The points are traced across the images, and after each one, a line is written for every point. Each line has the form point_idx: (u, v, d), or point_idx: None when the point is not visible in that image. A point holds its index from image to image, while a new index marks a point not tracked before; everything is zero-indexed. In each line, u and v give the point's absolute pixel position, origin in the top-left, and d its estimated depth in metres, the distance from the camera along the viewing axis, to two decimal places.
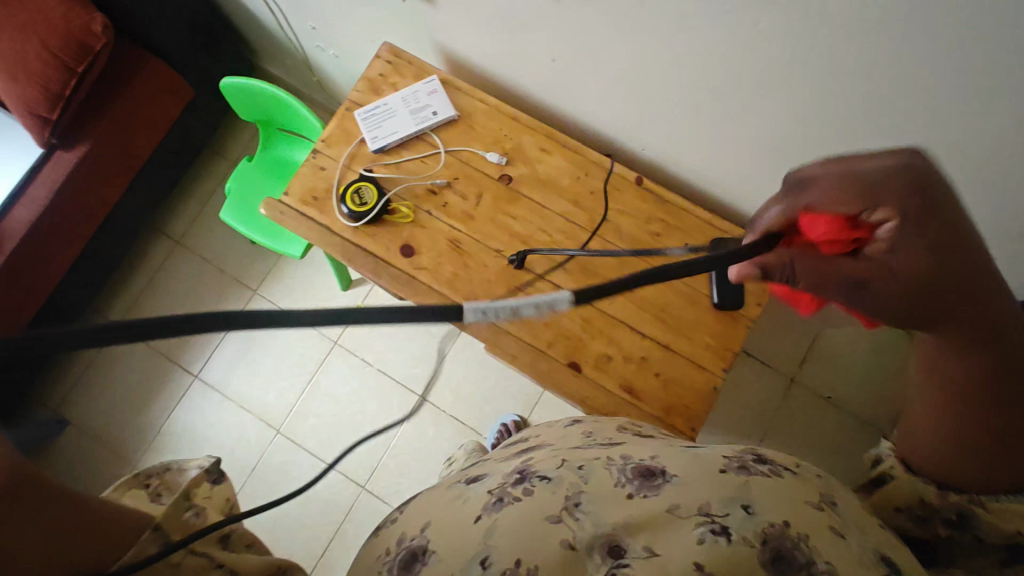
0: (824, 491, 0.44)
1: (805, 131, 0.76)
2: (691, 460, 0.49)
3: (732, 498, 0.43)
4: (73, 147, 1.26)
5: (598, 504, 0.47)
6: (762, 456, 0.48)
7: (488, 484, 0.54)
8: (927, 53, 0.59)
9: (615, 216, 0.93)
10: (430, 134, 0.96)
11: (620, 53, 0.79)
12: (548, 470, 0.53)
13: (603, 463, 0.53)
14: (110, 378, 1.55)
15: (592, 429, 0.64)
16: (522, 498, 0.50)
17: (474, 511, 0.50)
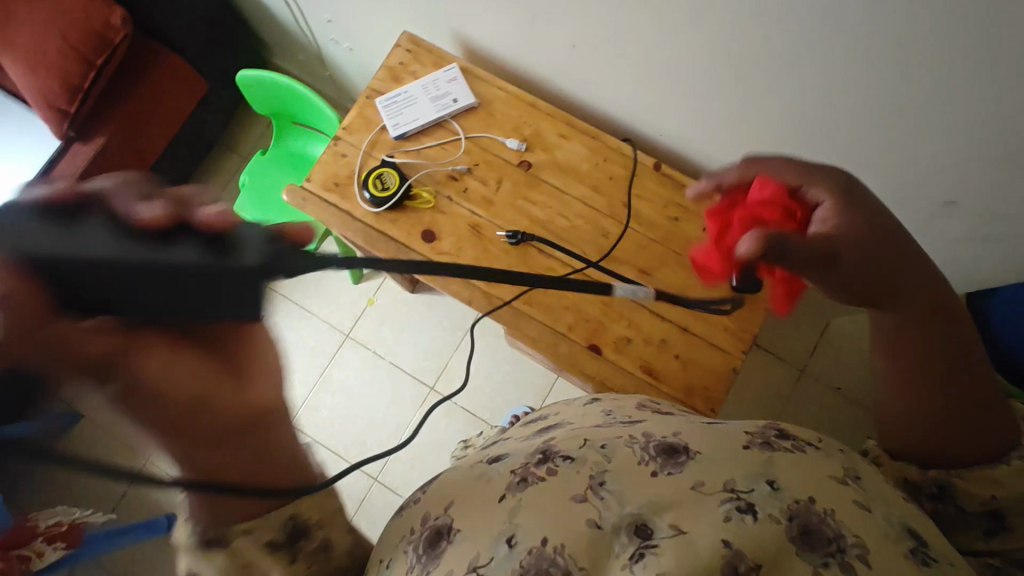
0: (847, 466, 0.43)
1: (835, 116, 0.71)
2: (714, 435, 0.46)
3: (757, 473, 0.41)
4: (89, 141, 1.27)
5: (626, 483, 0.42)
6: (783, 431, 0.46)
7: (507, 463, 0.48)
8: (978, 29, 0.54)
9: (634, 202, 0.88)
10: (450, 121, 0.91)
11: (641, 36, 0.75)
12: (569, 447, 0.47)
13: (624, 440, 0.47)
14: None
15: (611, 408, 0.60)
16: (546, 478, 0.44)
17: (494, 492, 0.45)
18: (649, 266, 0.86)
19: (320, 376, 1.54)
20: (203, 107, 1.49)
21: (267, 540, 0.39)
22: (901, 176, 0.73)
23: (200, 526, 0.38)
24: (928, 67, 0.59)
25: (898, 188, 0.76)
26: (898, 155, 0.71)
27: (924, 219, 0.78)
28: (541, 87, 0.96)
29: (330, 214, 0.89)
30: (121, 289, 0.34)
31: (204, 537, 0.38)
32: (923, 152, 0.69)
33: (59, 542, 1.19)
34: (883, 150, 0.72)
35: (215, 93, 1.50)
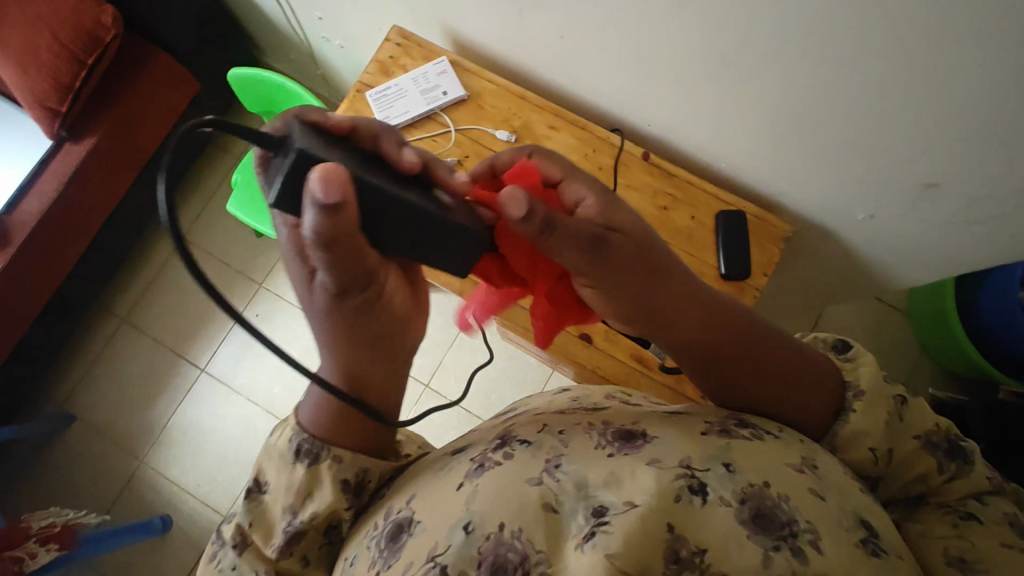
0: (805, 454, 0.43)
1: (816, 102, 0.71)
2: (673, 422, 0.45)
3: (713, 455, 0.41)
4: (80, 140, 1.27)
5: (581, 464, 0.42)
6: (743, 420, 0.46)
7: (467, 453, 0.48)
8: (952, 13, 0.54)
9: (623, 191, 0.88)
10: (440, 113, 0.91)
11: (624, 25, 0.75)
12: (527, 432, 0.47)
13: (584, 427, 0.47)
14: (117, 372, 1.57)
15: (579, 396, 0.60)
16: (503, 462, 0.44)
17: (454, 480, 0.45)
18: None
19: None
20: (196, 106, 1.49)
21: (339, 474, 0.48)
22: (882, 160, 0.74)
23: (309, 439, 0.48)
24: (904, 50, 0.60)
25: (880, 176, 0.77)
26: (878, 138, 0.72)
27: (907, 204, 0.79)
28: (531, 79, 0.97)
29: None
30: (392, 213, 0.45)
31: (306, 446, 0.48)
32: (901, 130, 0.69)
33: (52, 543, 1.19)
34: (864, 134, 0.72)
35: (207, 92, 1.51)
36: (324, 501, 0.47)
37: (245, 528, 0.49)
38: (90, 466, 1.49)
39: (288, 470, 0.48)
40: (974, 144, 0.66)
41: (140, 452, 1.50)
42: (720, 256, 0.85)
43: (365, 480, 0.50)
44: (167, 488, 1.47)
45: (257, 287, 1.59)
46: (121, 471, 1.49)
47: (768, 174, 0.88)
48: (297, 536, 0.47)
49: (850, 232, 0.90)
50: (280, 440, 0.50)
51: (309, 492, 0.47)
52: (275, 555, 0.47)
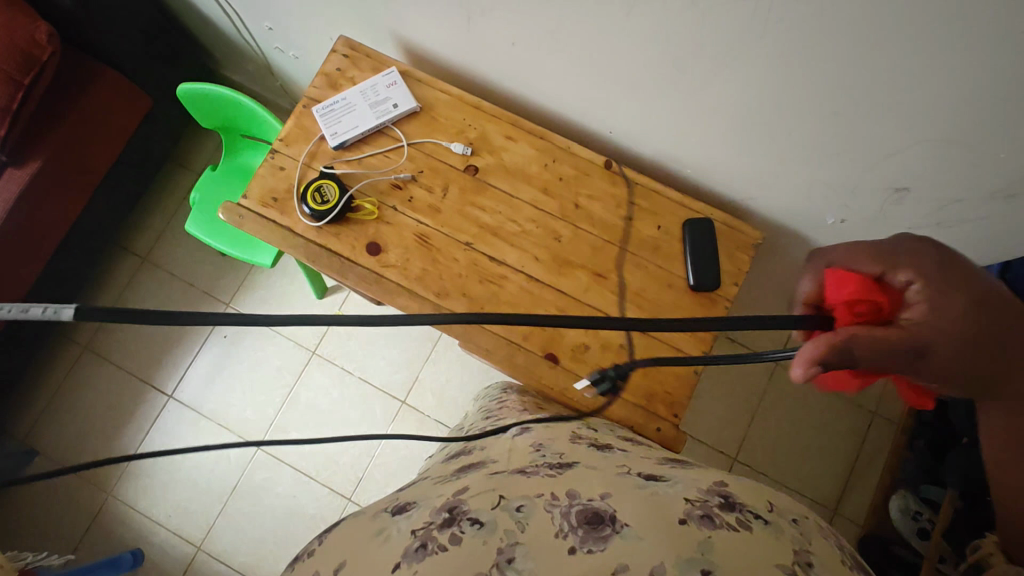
0: (798, 547, 0.37)
1: (777, 108, 0.69)
2: (649, 505, 0.41)
3: (691, 560, 0.35)
4: (23, 164, 1.19)
5: (538, 562, 0.37)
6: (729, 501, 0.41)
7: (410, 519, 0.44)
8: (930, 10, 0.50)
9: (584, 202, 0.85)
10: (392, 128, 0.87)
11: (578, 32, 0.72)
12: (481, 508, 0.43)
13: (545, 502, 0.43)
14: (77, 404, 1.49)
15: (542, 443, 0.58)
16: (447, 547, 0.39)
17: (390, 557, 0.40)
18: (604, 269, 0.82)
19: (287, 396, 1.49)
20: (148, 123, 1.43)
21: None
22: (855, 161, 0.70)
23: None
24: (868, 52, 0.57)
25: (851, 179, 0.74)
26: (843, 144, 0.69)
27: (879, 208, 0.76)
28: (487, 88, 0.93)
29: (269, 231, 0.84)
30: None
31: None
32: (873, 133, 0.65)
33: None
34: (829, 140, 0.70)
35: (160, 108, 1.44)
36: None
37: None
38: (53, 506, 1.42)
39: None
40: (947, 146, 0.62)
41: (107, 487, 1.43)
42: (687, 267, 0.82)
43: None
44: (138, 522, 1.41)
45: (224, 308, 1.54)
46: (87, 508, 1.42)
47: (735, 180, 0.85)
48: None
49: (821, 237, 0.87)
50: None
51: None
52: None
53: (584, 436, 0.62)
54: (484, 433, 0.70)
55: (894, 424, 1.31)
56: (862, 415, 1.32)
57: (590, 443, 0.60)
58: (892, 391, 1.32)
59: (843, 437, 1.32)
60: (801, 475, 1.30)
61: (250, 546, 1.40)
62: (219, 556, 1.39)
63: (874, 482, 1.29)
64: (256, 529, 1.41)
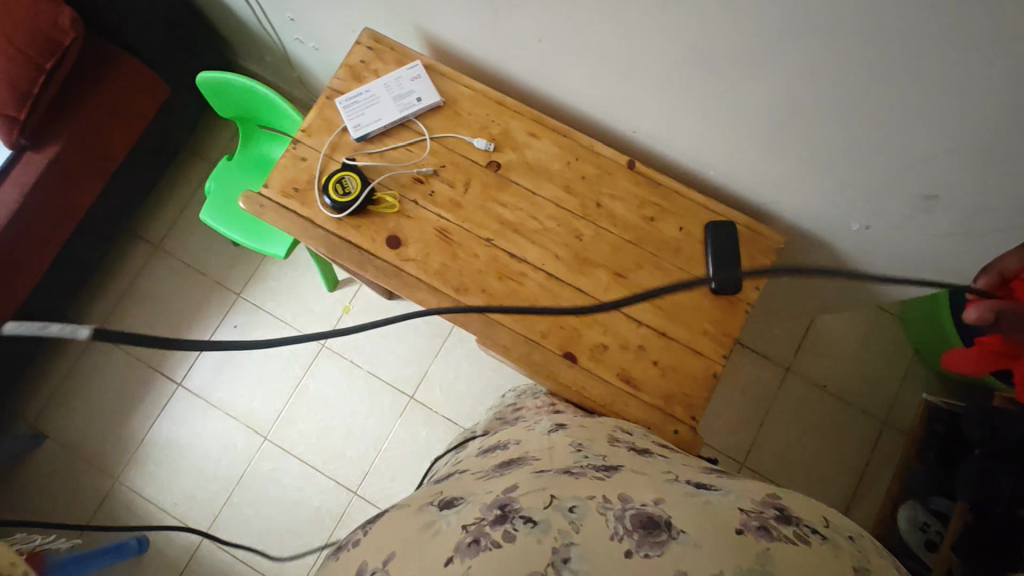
0: (857, 565, 0.37)
1: (808, 113, 0.68)
2: (706, 512, 0.41)
3: (751, 571, 0.35)
4: (43, 148, 1.19)
5: (594, 564, 0.37)
6: (785, 514, 0.41)
7: (460, 515, 0.44)
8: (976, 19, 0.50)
9: (607, 201, 0.84)
10: (415, 121, 0.87)
11: (607, 30, 0.71)
12: (533, 507, 0.43)
13: (597, 504, 0.43)
14: (86, 390, 1.50)
15: (582, 443, 0.58)
16: (501, 545, 0.40)
17: (443, 552, 0.40)
18: (625, 269, 0.82)
19: (295, 387, 1.49)
20: (166, 111, 1.43)
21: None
22: (885, 167, 0.70)
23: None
24: (903, 59, 0.56)
25: (879, 185, 0.73)
26: (873, 150, 0.68)
27: (905, 215, 0.75)
28: (511, 84, 0.93)
29: (289, 221, 0.84)
30: None
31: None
32: (905, 141, 0.65)
33: None
34: (861, 146, 0.69)
35: (177, 97, 1.44)
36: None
37: None
38: (60, 492, 1.42)
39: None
40: (979, 156, 0.62)
41: (115, 473, 1.44)
42: (709, 270, 0.81)
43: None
44: (144, 508, 1.42)
45: (236, 298, 1.54)
46: (93, 494, 1.42)
47: (759, 184, 0.84)
48: None
49: (843, 242, 0.87)
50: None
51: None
52: None
53: (621, 438, 0.62)
54: (515, 428, 0.69)
55: (902, 434, 1.30)
56: (872, 424, 1.32)
57: (628, 446, 0.60)
58: (903, 400, 1.32)
59: (853, 445, 1.31)
60: (809, 482, 1.30)
61: (254, 537, 1.40)
62: (224, 545, 1.39)
63: (882, 491, 1.28)
64: (260, 520, 1.41)
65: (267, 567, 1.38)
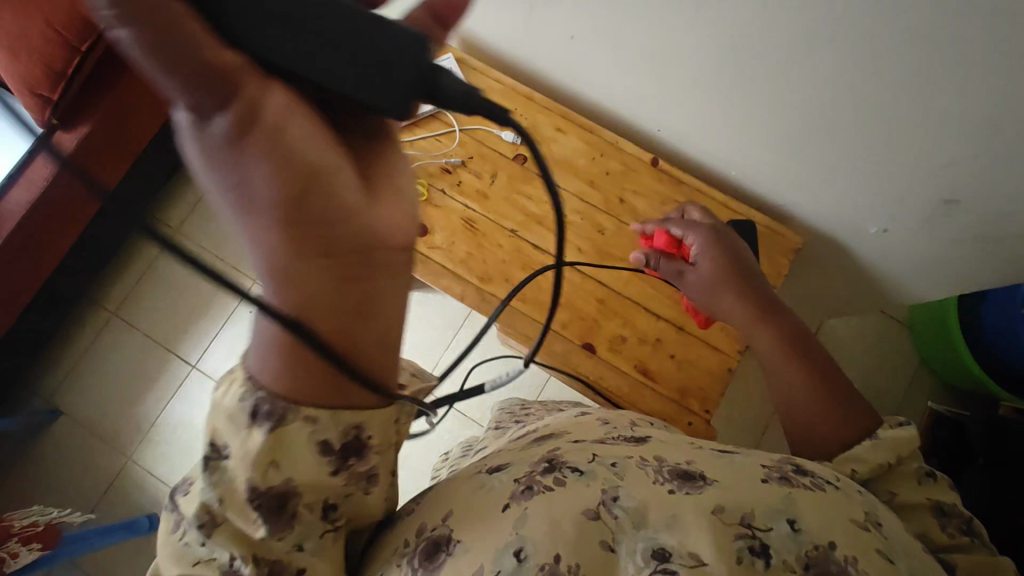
0: (868, 509, 0.43)
1: (833, 115, 0.70)
2: (733, 467, 0.45)
3: (778, 510, 0.41)
4: (73, 129, 1.22)
5: (640, 501, 0.42)
6: (801, 467, 0.46)
7: (511, 471, 0.47)
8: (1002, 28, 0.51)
9: (629, 197, 0.87)
10: (444, 112, 0.89)
11: (637, 29, 0.73)
12: (578, 459, 0.46)
13: (637, 461, 0.46)
14: (103, 368, 1.52)
15: (611, 420, 0.60)
16: (554, 488, 0.43)
17: (499, 500, 0.44)
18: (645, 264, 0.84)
19: None
20: None
21: (318, 436, 0.36)
22: (903, 170, 0.71)
23: (265, 398, 0.35)
24: (927, 66, 0.58)
25: (897, 188, 0.75)
26: (892, 153, 0.70)
27: (923, 217, 0.76)
28: (539, 80, 0.95)
29: None
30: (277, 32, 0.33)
31: (264, 408, 0.35)
32: (923, 145, 0.67)
33: (35, 542, 1.17)
34: (880, 151, 0.71)
35: None
36: (303, 464, 0.36)
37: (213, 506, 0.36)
38: (73, 466, 1.45)
39: (240, 439, 0.35)
40: (994, 162, 0.63)
41: (128, 451, 1.46)
42: None
43: (359, 439, 0.38)
44: (154, 487, 1.44)
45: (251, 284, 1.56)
46: (105, 470, 1.45)
47: (779, 183, 0.86)
48: (276, 506, 0.37)
49: (859, 245, 0.89)
50: (222, 399, 0.36)
51: (275, 459, 0.35)
52: (255, 530, 0.37)
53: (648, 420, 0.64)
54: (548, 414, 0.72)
55: None
56: None
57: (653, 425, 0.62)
58: (908, 406, 1.32)
59: None
60: None
61: None
62: None
63: None
64: None
65: None
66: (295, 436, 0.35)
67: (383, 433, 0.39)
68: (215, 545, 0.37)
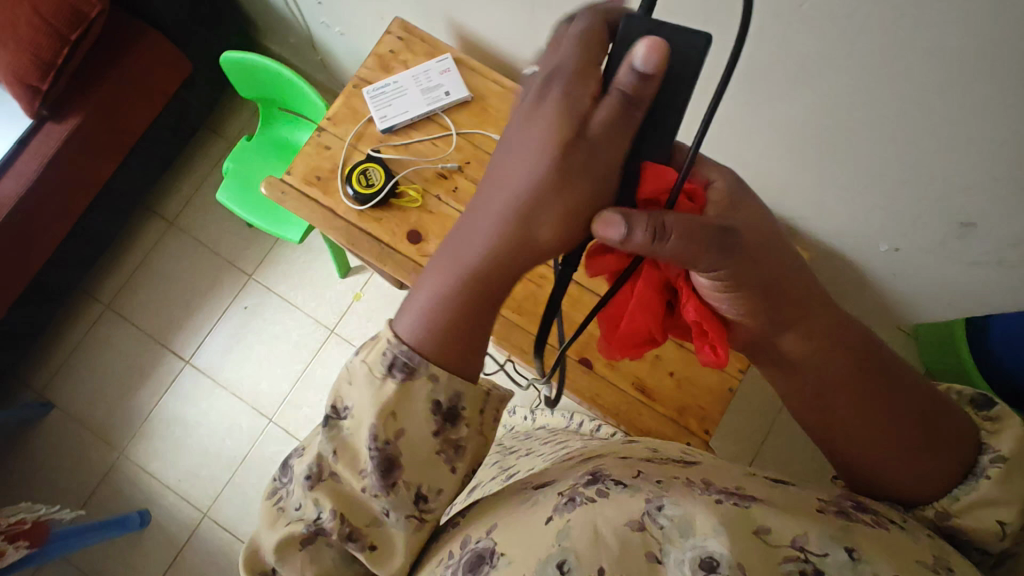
0: (936, 554, 0.38)
1: (846, 132, 0.67)
2: (786, 495, 0.41)
3: (834, 537, 0.37)
4: (64, 120, 1.19)
5: (686, 508, 0.39)
6: (862, 503, 0.41)
7: (556, 486, 0.45)
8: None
9: None
10: (441, 116, 0.87)
11: None
12: (622, 474, 0.44)
13: (684, 479, 0.43)
14: (96, 362, 1.50)
15: (659, 446, 0.57)
16: (597, 500, 0.41)
17: (542, 514, 0.42)
18: None
19: (302, 372, 1.48)
20: (187, 88, 1.42)
21: (434, 395, 0.41)
22: (919, 189, 0.68)
23: (407, 351, 0.41)
24: (951, 82, 0.55)
25: (913, 206, 0.71)
26: (908, 172, 0.67)
27: (937, 240, 0.74)
28: None
29: (310, 210, 0.84)
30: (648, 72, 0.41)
31: (402, 360, 0.40)
32: (941, 165, 0.64)
33: (22, 541, 1.14)
34: (893, 168, 0.68)
35: (199, 74, 1.44)
36: (414, 420, 0.40)
37: (326, 458, 0.41)
38: (63, 460, 1.43)
39: (375, 388, 0.40)
40: (1016, 184, 0.60)
41: (120, 447, 1.44)
42: None
43: (459, 407, 0.42)
44: (146, 483, 1.42)
45: (247, 279, 1.54)
46: (97, 464, 1.44)
47: (786, 198, 0.84)
48: (383, 466, 0.40)
49: (870, 261, 0.86)
50: (364, 357, 0.41)
51: (395, 410, 0.40)
52: (365, 483, 0.40)
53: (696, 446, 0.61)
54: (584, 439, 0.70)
55: None
56: None
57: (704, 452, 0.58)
58: None
59: None
60: None
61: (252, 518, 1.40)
62: (224, 524, 1.39)
63: None
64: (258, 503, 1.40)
65: None
66: (421, 392, 0.40)
67: (477, 408, 0.42)
68: (315, 496, 0.41)
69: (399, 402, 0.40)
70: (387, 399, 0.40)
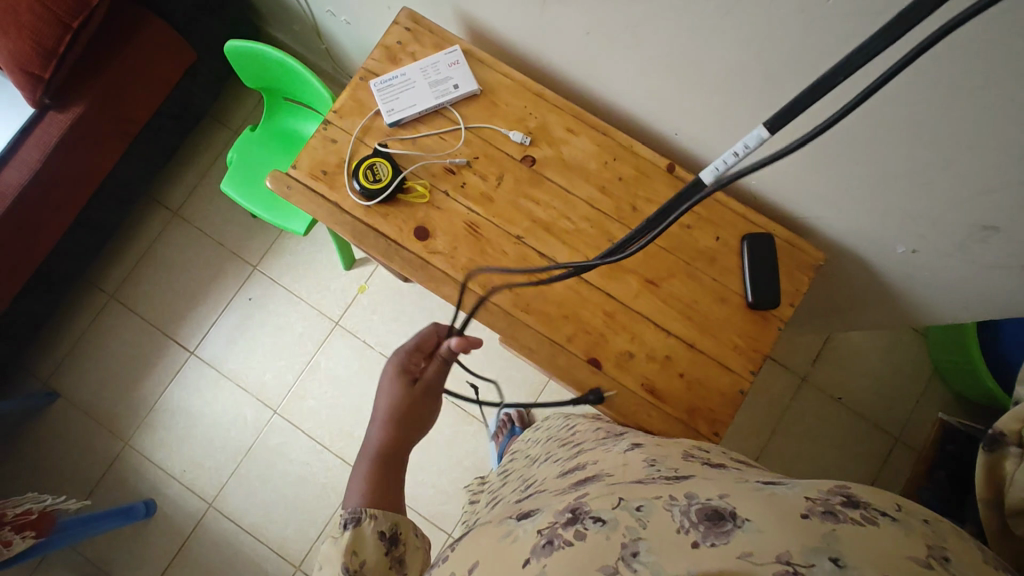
0: (931, 543, 0.34)
1: (868, 131, 0.64)
2: (768, 501, 0.38)
3: (817, 548, 0.34)
4: (66, 109, 1.17)
5: (661, 553, 0.37)
6: (851, 496, 0.38)
7: (536, 521, 0.45)
8: None
9: (643, 204, 0.83)
10: (450, 109, 0.85)
11: (660, 28, 0.68)
12: (602, 508, 0.43)
13: (664, 502, 0.42)
14: (99, 352, 1.50)
15: (655, 458, 0.56)
16: (573, 543, 0.40)
17: (521, 554, 0.42)
18: (656, 277, 0.81)
19: (306, 363, 1.47)
20: (191, 76, 1.40)
21: (377, 527, 0.59)
22: (942, 191, 0.66)
23: (351, 510, 0.59)
24: (985, 82, 0.53)
25: (933, 209, 0.70)
26: (932, 174, 0.65)
27: (956, 244, 0.72)
28: (551, 75, 0.90)
29: (316, 204, 0.82)
30: None
31: (350, 516, 0.59)
32: (967, 168, 0.62)
33: (29, 530, 1.14)
34: (914, 168, 0.66)
35: (203, 62, 1.42)
36: (371, 552, 0.58)
37: None
38: (68, 449, 1.43)
39: (336, 540, 0.57)
40: None
41: (125, 436, 1.45)
42: (744, 284, 0.80)
43: (397, 533, 0.60)
44: (151, 473, 1.43)
45: (251, 270, 1.53)
46: (102, 454, 1.44)
47: (801, 198, 0.82)
48: None
49: (886, 263, 0.84)
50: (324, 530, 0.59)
51: (355, 550, 0.57)
52: None
53: (696, 452, 0.60)
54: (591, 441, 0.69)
55: (916, 454, 1.27)
56: (884, 440, 1.28)
57: (703, 459, 0.58)
58: (919, 421, 1.29)
59: (866, 458, 1.28)
60: None
61: (258, 510, 1.40)
62: (229, 515, 1.39)
63: None
64: (263, 495, 1.40)
65: (270, 539, 1.38)
66: (368, 536, 0.58)
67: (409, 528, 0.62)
68: None
69: (353, 548, 0.57)
70: (345, 546, 0.57)
